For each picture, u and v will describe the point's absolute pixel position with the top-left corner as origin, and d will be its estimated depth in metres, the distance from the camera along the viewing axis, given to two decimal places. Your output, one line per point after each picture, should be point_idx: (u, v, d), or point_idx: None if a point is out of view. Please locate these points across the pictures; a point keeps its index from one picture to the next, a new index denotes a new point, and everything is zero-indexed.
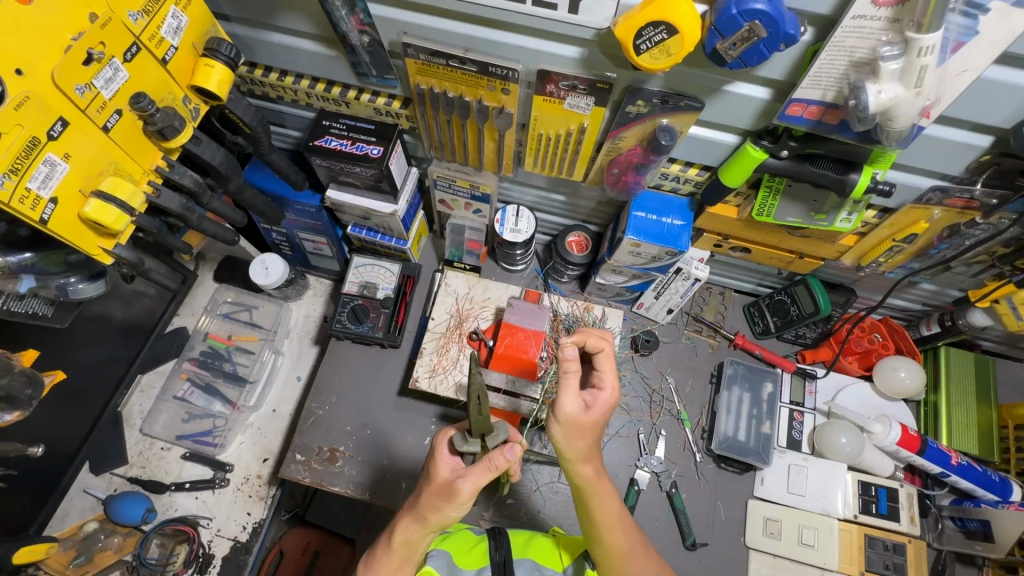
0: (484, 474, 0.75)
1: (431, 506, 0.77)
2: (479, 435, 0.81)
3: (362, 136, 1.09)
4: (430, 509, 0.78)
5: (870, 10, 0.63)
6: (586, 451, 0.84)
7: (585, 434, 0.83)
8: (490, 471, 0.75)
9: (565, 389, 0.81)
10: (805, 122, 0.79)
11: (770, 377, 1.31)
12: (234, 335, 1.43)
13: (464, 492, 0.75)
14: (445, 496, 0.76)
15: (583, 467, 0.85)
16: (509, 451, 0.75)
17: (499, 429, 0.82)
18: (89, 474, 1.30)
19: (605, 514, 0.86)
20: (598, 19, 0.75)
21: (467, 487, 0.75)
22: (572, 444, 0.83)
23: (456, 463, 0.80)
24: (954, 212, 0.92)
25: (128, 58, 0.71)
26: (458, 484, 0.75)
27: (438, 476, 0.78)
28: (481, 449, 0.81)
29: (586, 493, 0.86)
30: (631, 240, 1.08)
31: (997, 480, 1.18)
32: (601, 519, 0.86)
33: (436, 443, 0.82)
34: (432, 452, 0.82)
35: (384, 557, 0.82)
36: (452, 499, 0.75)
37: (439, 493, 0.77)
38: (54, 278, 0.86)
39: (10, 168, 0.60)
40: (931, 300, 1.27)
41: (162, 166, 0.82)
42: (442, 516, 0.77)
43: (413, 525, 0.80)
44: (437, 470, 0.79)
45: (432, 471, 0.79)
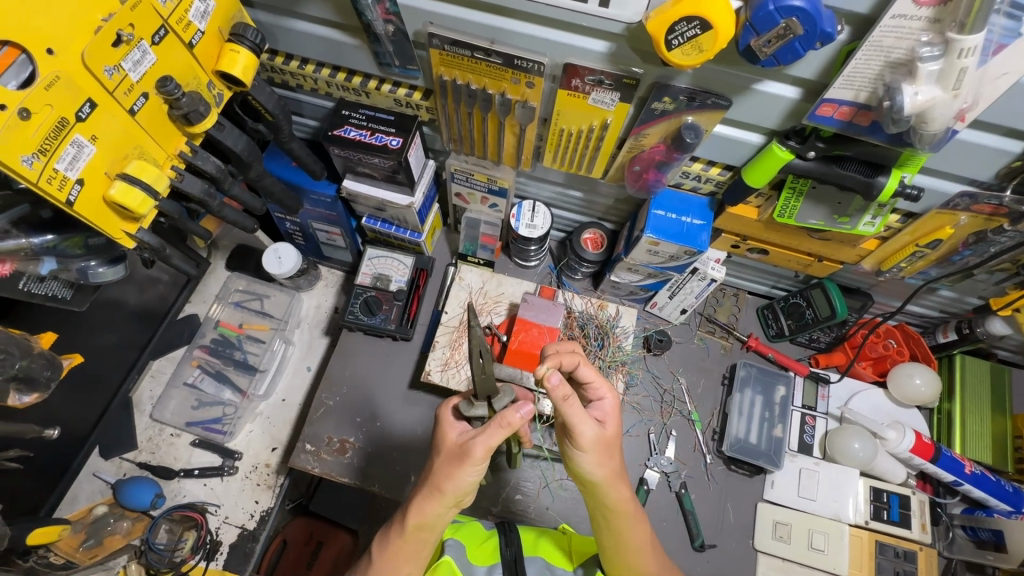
0: (500, 434, 0.76)
1: (444, 473, 0.79)
2: (483, 399, 0.83)
3: (381, 127, 1.08)
4: (443, 477, 0.79)
5: (911, 9, 0.62)
6: (612, 475, 0.82)
7: (611, 450, 0.82)
8: (503, 429, 0.76)
9: (579, 419, 0.77)
10: (835, 123, 0.78)
11: (783, 381, 1.30)
12: (246, 324, 1.42)
13: (476, 453, 0.76)
14: (457, 459, 0.78)
15: (616, 489, 0.82)
16: (523, 410, 0.76)
17: (504, 392, 0.83)
18: (99, 458, 1.30)
19: (631, 534, 0.86)
20: (629, 14, 0.74)
21: (479, 447, 0.76)
22: (603, 471, 0.81)
23: (464, 426, 0.83)
24: (981, 218, 0.91)
25: (156, 41, 0.70)
26: (469, 445, 0.77)
27: (448, 441, 0.81)
28: (488, 411, 0.84)
29: (619, 516, 0.84)
30: (650, 239, 1.08)
31: (1010, 491, 1.16)
32: (631, 538, 0.86)
33: (440, 414, 0.84)
34: (439, 421, 0.84)
35: (398, 539, 0.82)
36: (465, 460, 0.77)
37: (451, 457, 0.79)
38: (75, 261, 0.87)
39: (40, 148, 0.60)
40: (949, 307, 1.26)
41: (185, 151, 0.81)
42: (457, 483, 0.78)
43: (429, 505, 0.80)
44: (446, 436, 0.82)
45: (441, 438, 0.82)
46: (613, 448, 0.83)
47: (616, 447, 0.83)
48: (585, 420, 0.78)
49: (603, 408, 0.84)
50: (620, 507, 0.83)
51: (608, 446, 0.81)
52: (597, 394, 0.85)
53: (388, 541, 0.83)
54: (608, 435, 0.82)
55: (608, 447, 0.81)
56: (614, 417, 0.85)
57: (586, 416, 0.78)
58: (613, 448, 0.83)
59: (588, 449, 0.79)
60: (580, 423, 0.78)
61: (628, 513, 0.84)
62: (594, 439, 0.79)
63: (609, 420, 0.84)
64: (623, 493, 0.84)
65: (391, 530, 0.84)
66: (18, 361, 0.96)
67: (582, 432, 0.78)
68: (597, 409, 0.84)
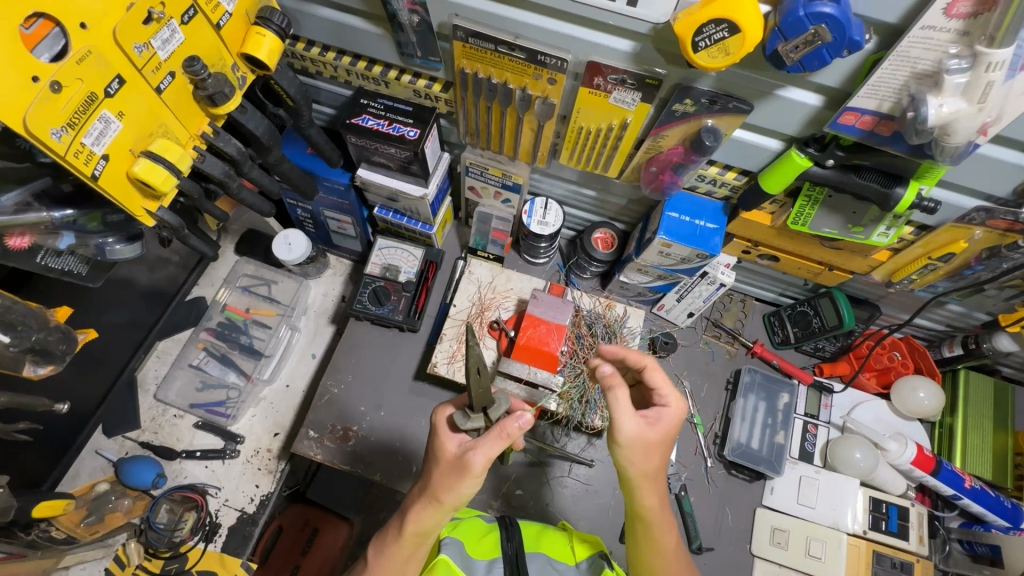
0: (498, 445, 0.76)
1: (443, 484, 0.78)
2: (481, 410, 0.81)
3: (399, 117, 1.08)
4: (442, 488, 0.78)
5: (941, 20, 0.63)
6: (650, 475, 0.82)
7: (651, 452, 0.81)
8: (502, 439, 0.76)
9: (623, 413, 0.79)
10: (857, 132, 0.78)
11: (787, 388, 1.31)
12: (253, 309, 1.43)
13: (476, 465, 0.75)
14: (457, 470, 0.77)
15: (648, 494, 0.83)
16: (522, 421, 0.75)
17: (499, 401, 0.83)
18: (102, 436, 1.30)
19: (665, 537, 0.86)
20: (657, 14, 0.75)
21: (479, 458, 0.76)
22: (638, 470, 0.81)
23: (462, 437, 0.82)
24: (996, 233, 0.91)
25: (185, 21, 0.71)
26: (469, 457, 0.76)
27: (447, 453, 0.80)
28: (485, 422, 0.82)
29: (652, 523, 0.85)
30: (663, 241, 1.08)
31: (1008, 507, 1.16)
32: (666, 544, 0.87)
33: (436, 422, 0.84)
34: (435, 429, 0.84)
35: (394, 544, 0.82)
36: (465, 473, 0.76)
37: (451, 469, 0.78)
38: (92, 237, 0.88)
39: (69, 121, 0.60)
40: (957, 321, 1.26)
41: (207, 132, 0.82)
42: (457, 494, 0.78)
43: (426, 511, 0.79)
44: (444, 446, 0.81)
45: (438, 447, 0.82)
46: (654, 452, 0.81)
47: (660, 450, 0.82)
48: (625, 413, 0.79)
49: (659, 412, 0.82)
50: (648, 514, 0.85)
51: (648, 447, 0.80)
52: (662, 399, 0.85)
53: (384, 546, 0.83)
54: (654, 432, 0.80)
55: (648, 449, 0.80)
56: (667, 423, 0.82)
57: (629, 412, 0.79)
58: (655, 451, 0.81)
59: (627, 446, 0.80)
60: (621, 417, 0.79)
61: (658, 516, 0.85)
62: (634, 436, 0.79)
63: (666, 426, 0.82)
64: (654, 500, 0.84)
65: (390, 536, 0.83)
66: (34, 333, 0.97)
67: (623, 426, 0.79)
68: (654, 412, 0.82)
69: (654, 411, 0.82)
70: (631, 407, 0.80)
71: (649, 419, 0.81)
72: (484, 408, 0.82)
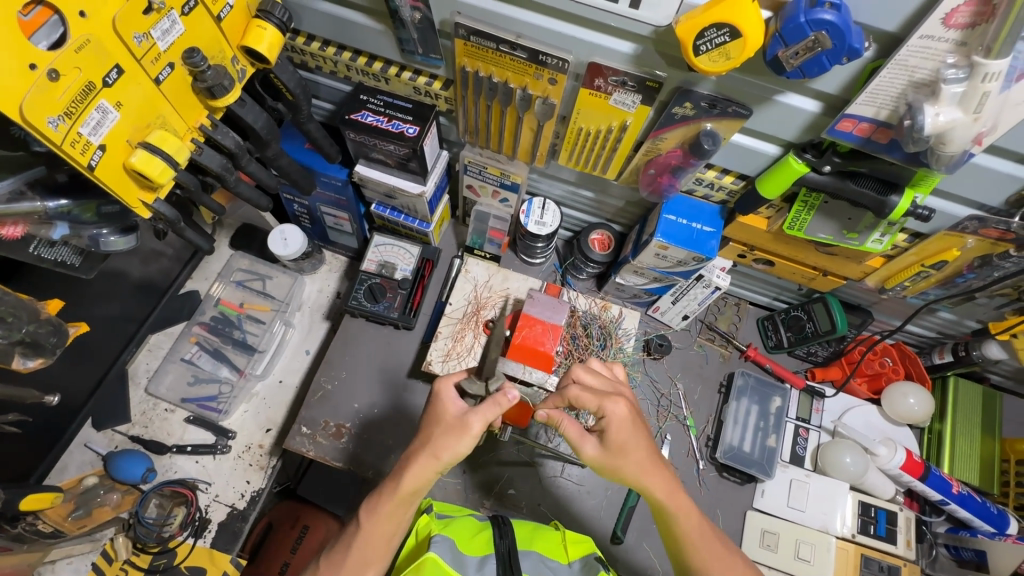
0: (494, 410, 0.85)
1: (443, 442, 0.84)
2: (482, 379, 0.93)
3: (398, 114, 1.08)
4: (441, 446, 0.84)
5: (939, 30, 0.63)
6: (640, 475, 0.85)
7: (631, 451, 0.85)
8: (498, 406, 0.85)
9: (578, 440, 0.88)
10: (854, 139, 0.79)
11: (779, 392, 1.32)
12: (246, 303, 1.41)
13: (475, 426, 0.84)
14: (456, 430, 0.84)
15: (655, 483, 0.85)
16: (511, 391, 0.87)
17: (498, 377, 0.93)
18: (92, 429, 1.29)
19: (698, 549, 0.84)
20: (660, 16, 0.75)
21: (477, 421, 0.84)
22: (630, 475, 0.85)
23: (462, 403, 0.89)
24: (988, 242, 0.92)
25: (185, 12, 0.70)
26: (467, 418, 0.84)
27: (448, 414, 0.86)
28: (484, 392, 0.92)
29: (668, 511, 0.85)
30: (659, 243, 1.08)
31: (994, 513, 1.18)
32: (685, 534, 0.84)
33: (442, 383, 0.90)
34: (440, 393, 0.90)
35: (385, 503, 0.84)
36: (465, 432, 0.83)
37: (449, 429, 0.85)
38: (87, 228, 0.87)
39: (66, 110, 0.60)
40: (947, 329, 1.27)
41: (205, 124, 0.82)
42: (454, 453, 0.83)
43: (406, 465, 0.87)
44: (447, 408, 0.87)
45: (441, 408, 0.88)
46: (632, 450, 0.85)
47: (634, 449, 0.85)
48: (582, 440, 0.87)
49: (614, 416, 0.84)
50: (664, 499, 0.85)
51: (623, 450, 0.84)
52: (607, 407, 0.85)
53: (375, 504, 0.85)
54: (613, 446, 0.85)
55: (620, 456, 0.85)
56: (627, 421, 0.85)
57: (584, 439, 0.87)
58: (630, 454, 0.84)
59: (601, 463, 0.86)
60: (582, 444, 0.87)
61: (675, 501, 0.85)
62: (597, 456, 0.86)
63: (620, 431, 0.84)
64: (662, 483, 0.85)
65: (381, 494, 0.86)
66: (25, 326, 0.97)
67: (585, 449, 0.87)
68: (605, 420, 0.85)
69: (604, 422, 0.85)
70: (581, 433, 0.88)
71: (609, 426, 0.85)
72: (486, 379, 0.93)
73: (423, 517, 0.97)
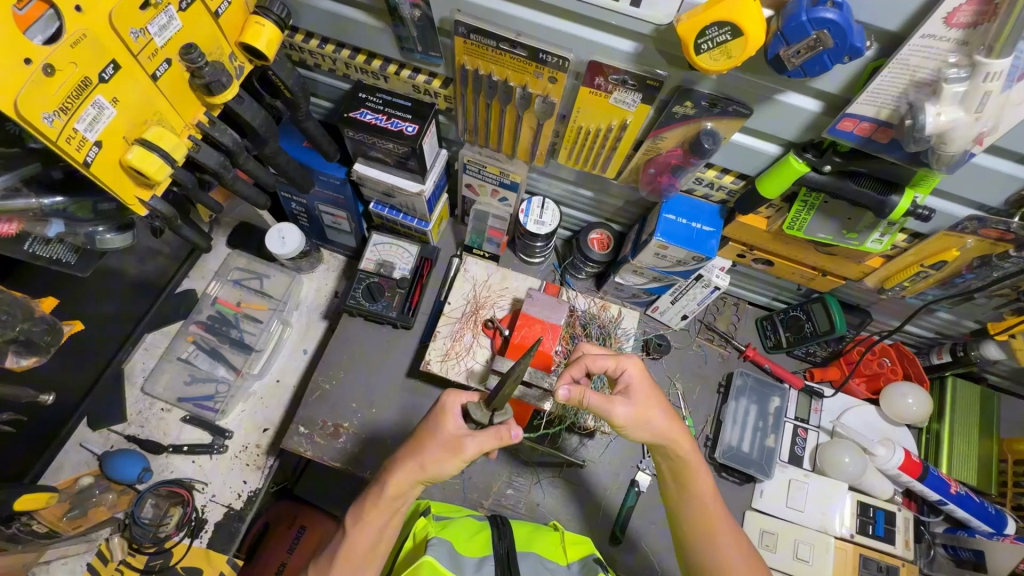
0: (490, 442, 0.86)
1: (433, 457, 0.86)
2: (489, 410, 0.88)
3: (397, 112, 1.07)
4: (430, 460, 0.86)
5: (941, 30, 0.63)
6: (666, 429, 0.91)
7: (651, 406, 0.91)
8: (497, 440, 0.86)
9: (605, 404, 0.89)
10: (855, 139, 0.79)
11: (779, 392, 1.31)
12: (244, 302, 1.40)
13: (469, 450, 0.85)
14: (450, 449, 0.86)
15: (677, 437, 0.92)
16: (515, 430, 0.87)
17: (509, 411, 0.89)
18: (87, 429, 1.28)
19: (710, 505, 0.91)
20: (660, 15, 0.75)
21: (472, 445, 0.85)
22: (651, 435, 0.91)
23: (462, 422, 0.89)
24: (988, 242, 0.93)
25: (183, 7, 0.70)
26: (464, 442, 0.86)
27: (447, 431, 0.87)
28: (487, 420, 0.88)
29: (684, 465, 0.92)
30: (659, 242, 1.08)
31: (992, 513, 1.18)
32: (700, 488, 0.91)
33: (446, 402, 0.89)
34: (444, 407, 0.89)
35: (373, 506, 0.87)
36: (456, 453, 0.85)
37: (444, 447, 0.86)
38: (83, 226, 0.86)
39: (61, 106, 0.59)
40: (945, 329, 1.28)
41: (203, 121, 0.81)
42: (438, 468, 0.86)
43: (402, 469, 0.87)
44: (447, 425, 0.88)
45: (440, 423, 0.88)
46: (654, 408, 0.91)
47: (654, 406, 0.91)
48: (610, 402, 0.89)
49: (630, 376, 0.94)
50: (684, 454, 0.92)
51: (647, 406, 0.91)
52: (621, 368, 0.95)
53: (359, 505, 0.88)
54: (637, 398, 0.91)
55: (643, 415, 0.90)
56: (643, 377, 0.94)
57: (611, 401, 0.89)
58: (654, 405, 0.91)
59: (626, 425, 0.90)
60: (609, 407, 0.89)
61: (693, 454, 0.92)
62: (626, 416, 0.89)
63: (638, 386, 0.93)
64: (686, 437, 0.92)
65: (366, 503, 0.88)
66: (18, 325, 0.96)
67: (615, 411, 0.89)
68: (624, 381, 0.93)
69: (625, 384, 0.93)
70: (608, 398, 0.89)
71: (627, 387, 0.92)
72: (493, 409, 0.88)
73: (421, 519, 0.95)
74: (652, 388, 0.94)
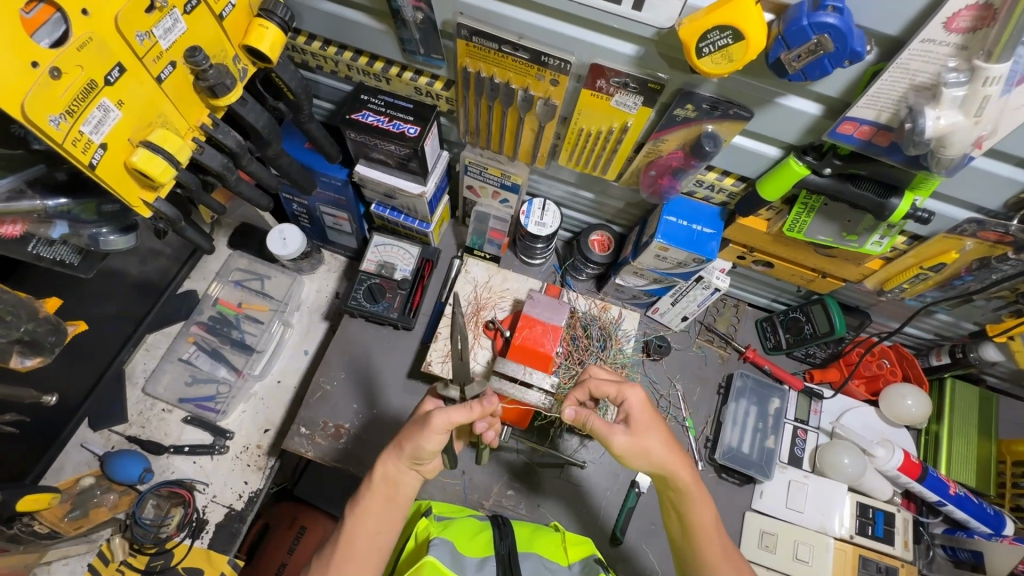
0: (465, 414, 0.85)
1: (408, 434, 0.87)
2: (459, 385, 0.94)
3: (399, 114, 1.08)
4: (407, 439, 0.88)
5: (941, 34, 0.64)
6: (666, 460, 0.89)
7: (649, 442, 0.90)
8: (468, 411, 0.85)
9: (606, 432, 0.90)
10: (855, 142, 0.79)
11: (778, 393, 1.32)
12: (245, 303, 1.40)
13: (437, 422, 0.83)
14: (421, 425, 0.86)
15: (677, 472, 0.90)
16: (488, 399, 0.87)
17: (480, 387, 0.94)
18: (88, 430, 1.28)
19: (707, 541, 0.91)
20: (661, 19, 0.75)
21: (441, 418, 0.83)
22: (652, 467, 0.90)
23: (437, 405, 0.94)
24: (986, 245, 0.93)
25: (188, 10, 0.70)
26: (432, 415, 0.85)
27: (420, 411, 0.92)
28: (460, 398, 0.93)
29: (685, 498, 0.91)
30: (659, 244, 1.08)
31: (991, 514, 1.18)
32: (699, 521, 0.91)
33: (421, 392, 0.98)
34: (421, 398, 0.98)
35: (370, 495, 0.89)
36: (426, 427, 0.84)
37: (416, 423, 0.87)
38: (86, 228, 0.86)
39: (67, 108, 0.59)
40: (944, 331, 1.28)
41: (207, 123, 0.81)
42: (416, 445, 0.86)
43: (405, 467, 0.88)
44: (423, 406, 0.95)
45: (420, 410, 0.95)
46: (653, 441, 0.90)
47: (654, 439, 0.90)
48: (609, 431, 0.90)
49: (631, 404, 0.92)
50: (684, 487, 0.90)
51: (644, 444, 0.89)
52: (621, 398, 0.93)
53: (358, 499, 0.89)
54: (635, 431, 0.90)
55: (642, 450, 0.89)
56: (644, 406, 0.92)
57: (610, 430, 0.90)
58: (653, 437, 0.90)
59: (626, 456, 0.91)
60: (609, 435, 0.90)
61: (693, 487, 0.90)
62: (625, 446, 0.90)
63: (637, 418, 0.91)
64: (688, 473, 0.90)
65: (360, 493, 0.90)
66: (23, 325, 0.97)
67: (613, 441, 0.90)
68: (624, 411, 0.93)
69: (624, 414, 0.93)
70: (607, 426, 0.90)
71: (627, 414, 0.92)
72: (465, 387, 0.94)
73: (422, 520, 0.96)
74: (652, 417, 0.92)
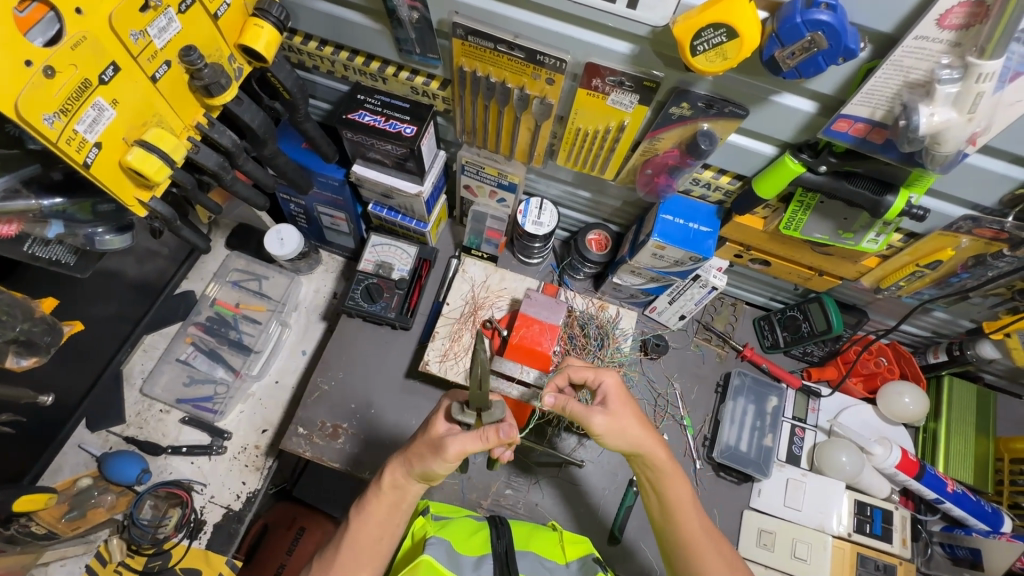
0: (476, 442, 0.81)
1: (418, 454, 0.85)
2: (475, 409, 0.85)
3: (396, 114, 1.08)
4: (418, 457, 0.86)
5: (933, 31, 0.64)
6: (642, 438, 0.90)
7: (626, 420, 0.90)
8: (481, 441, 0.81)
9: (587, 414, 0.89)
10: (849, 139, 0.80)
11: (776, 391, 1.32)
12: (242, 303, 1.40)
13: (450, 450, 0.81)
14: (432, 450, 0.83)
15: (650, 449, 0.90)
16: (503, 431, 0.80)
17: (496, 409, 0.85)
18: (86, 431, 1.28)
19: (687, 520, 0.89)
20: (656, 17, 0.75)
21: (454, 446, 0.81)
22: (630, 446, 0.90)
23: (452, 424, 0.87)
24: (982, 241, 0.93)
25: (183, 9, 0.70)
26: (445, 442, 0.82)
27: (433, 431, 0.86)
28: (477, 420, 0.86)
29: (661, 476, 0.91)
30: (656, 243, 1.08)
31: (988, 511, 1.19)
32: (677, 500, 0.90)
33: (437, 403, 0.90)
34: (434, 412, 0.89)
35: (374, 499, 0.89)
36: (439, 453, 0.82)
37: (429, 447, 0.84)
38: (82, 228, 0.87)
39: (61, 107, 0.59)
40: (942, 328, 1.28)
41: (202, 122, 0.81)
42: (427, 468, 0.84)
43: (403, 467, 0.88)
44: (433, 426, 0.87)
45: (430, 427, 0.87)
46: (628, 420, 0.90)
47: (631, 419, 0.90)
48: (590, 412, 0.88)
49: (606, 389, 0.93)
50: (660, 464, 0.91)
51: (621, 422, 0.89)
52: (598, 381, 0.94)
53: (363, 504, 0.89)
54: (613, 410, 0.90)
55: (621, 429, 0.89)
56: (619, 390, 0.93)
57: (590, 411, 0.89)
58: (630, 417, 0.90)
59: (606, 437, 0.89)
60: (589, 416, 0.89)
61: (668, 463, 0.91)
62: (604, 426, 0.89)
63: (615, 401, 0.91)
64: (661, 451, 0.91)
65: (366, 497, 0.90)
66: (19, 324, 0.97)
67: (594, 422, 0.88)
68: (601, 395, 0.93)
69: (601, 397, 0.93)
70: (586, 409, 0.89)
71: (603, 399, 0.92)
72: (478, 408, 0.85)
73: (419, 519, 0.96)
74: (628, 400, 0.93)
